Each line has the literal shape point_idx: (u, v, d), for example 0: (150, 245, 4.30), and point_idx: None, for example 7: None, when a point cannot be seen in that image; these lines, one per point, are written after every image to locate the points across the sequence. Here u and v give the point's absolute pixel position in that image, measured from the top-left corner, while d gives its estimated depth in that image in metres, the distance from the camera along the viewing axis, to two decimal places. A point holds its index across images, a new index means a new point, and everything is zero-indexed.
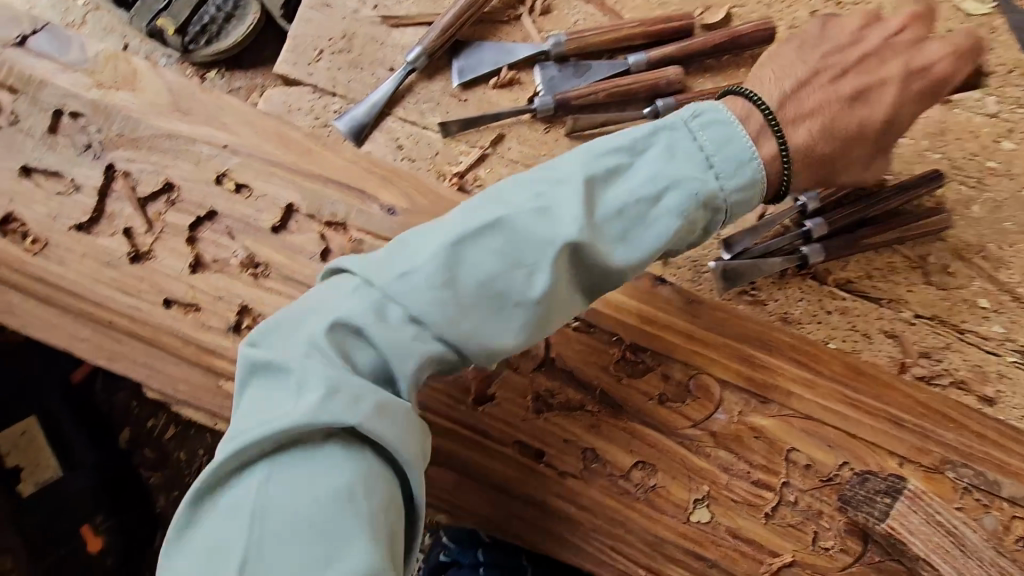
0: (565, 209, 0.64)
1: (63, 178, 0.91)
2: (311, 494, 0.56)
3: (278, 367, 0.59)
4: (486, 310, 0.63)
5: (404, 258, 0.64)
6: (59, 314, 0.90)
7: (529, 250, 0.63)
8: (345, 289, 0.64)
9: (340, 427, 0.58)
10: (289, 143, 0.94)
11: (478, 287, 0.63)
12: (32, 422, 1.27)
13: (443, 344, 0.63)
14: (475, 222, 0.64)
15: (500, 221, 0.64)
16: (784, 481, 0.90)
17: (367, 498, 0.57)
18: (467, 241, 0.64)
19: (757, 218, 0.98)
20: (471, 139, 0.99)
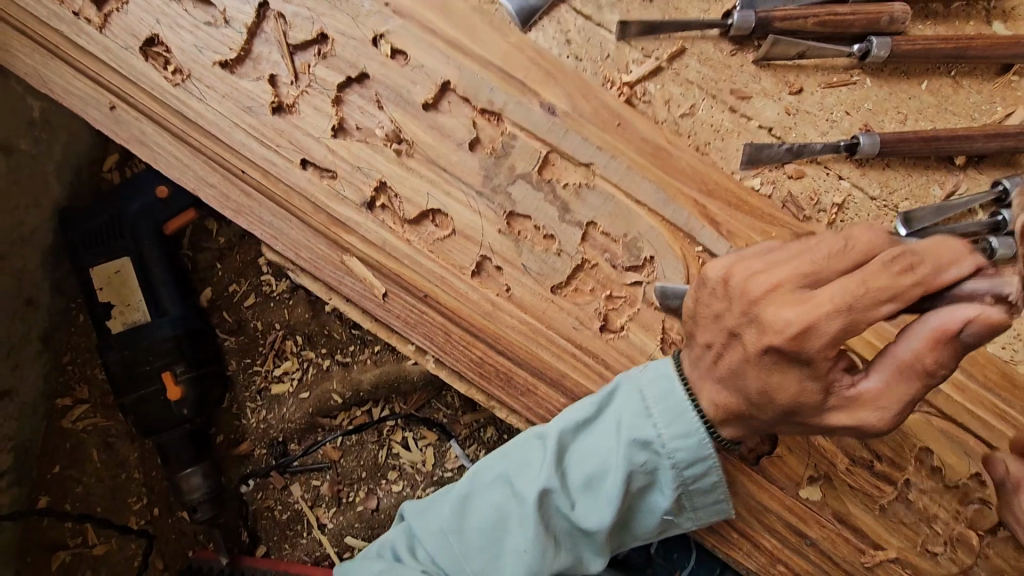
0: (647, 395, 0.75)
1: (212, 9, 0.85)
2: (533, 478, 0.77)
3: (473, 511, 0.81)
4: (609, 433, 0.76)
5: (535, 441, 0.80)
6: (190, 154, 0.85)
7: (677, 443, 0.74)
8: (503, 462, 0.81)
9: (547, 475, 0.76)
10: (452, 14, 0.85)
11: (592, 446, 0.77)
12: (125, 263, 1.27)
13: (582, 451, 0.78)
14: (640, 389, 0.76)
15: (658, 408, 0.74)
16: (906, 478, 0.84)
17: (576, 467, 0.77)
18: (631, 404, 0.76)
19: (942, 197, 0.88)
20: (648, 48, 0.89)
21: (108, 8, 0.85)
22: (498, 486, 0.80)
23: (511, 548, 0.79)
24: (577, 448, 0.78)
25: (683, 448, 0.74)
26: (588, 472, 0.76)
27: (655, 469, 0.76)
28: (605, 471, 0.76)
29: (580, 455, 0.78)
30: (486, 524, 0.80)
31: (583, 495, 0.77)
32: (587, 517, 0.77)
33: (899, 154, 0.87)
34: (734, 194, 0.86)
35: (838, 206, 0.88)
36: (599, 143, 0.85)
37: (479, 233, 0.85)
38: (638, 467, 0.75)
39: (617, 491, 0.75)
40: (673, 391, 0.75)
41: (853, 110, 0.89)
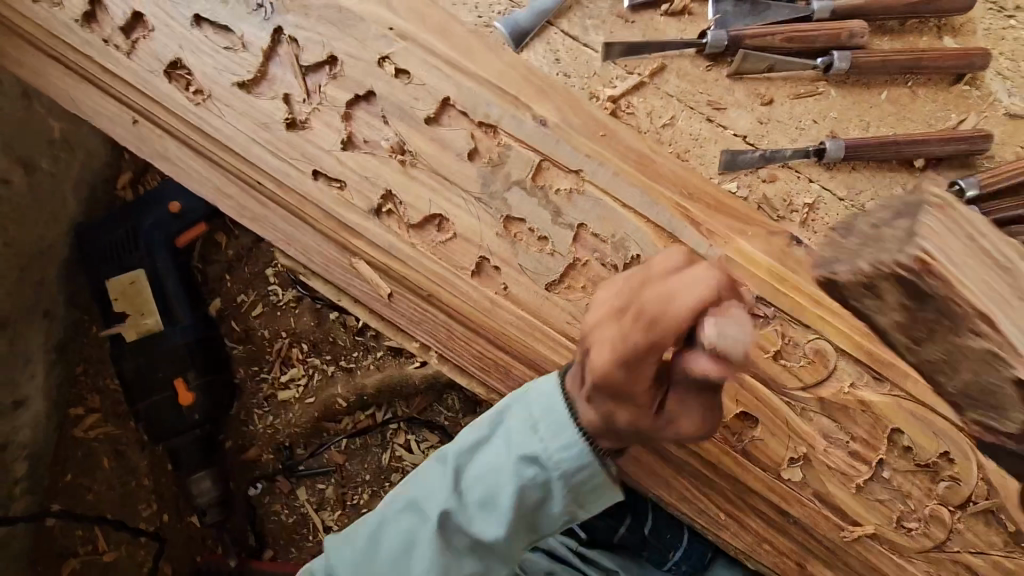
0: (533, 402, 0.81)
1: (231, 34, 0.92)
2: (433, 502, 0.84)
3: (409, 549, 0.85)
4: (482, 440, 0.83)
5: (445, 469, 0.84)
6: (209, 168, 0.93)
7: (570, 465, 0.78)
8: (424, 487, 0.86)
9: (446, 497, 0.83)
10: (450, 36, 0.93)
11: (472, 471, 0.83)
12: (140, 273, 1.33)
13: (477, 471, 0.82)
14: (526, 405, 0.81)
15: (546, 424, 0.79)
16: (880, 458, 0.90)
17: (470, 489, 0.83)
18: (512, 425, 0.81)
19: (904, 197, 0.96)
20: (631, 65, 0.97)
21: (134, 35, 0.92)
22: (408, 510, 0.86)
23: (428, 568, 0.84)
24: (469, 471, 0.84)
25: (567, 466, 0.78)
26: (478, 488, 0.82)
27: (545, 485, 0.80)
28: (498, 489, 0.81)
29: (472, 466, 0.83)
30: (402, 540, 0.86)
31: (483, 511, 0.83)
32: (485, 531, 0.82)
33: (863, 158, 0.95)
34: (713, 197, 0.93)
35: (809, 207, 0.96)
36: (588, 152, 0.92)
37: (479, 236, 0.91)
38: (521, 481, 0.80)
39: (507, 505, 0.80)
40: (558, 407, 0.79)
41: (820, 119, 0.97)
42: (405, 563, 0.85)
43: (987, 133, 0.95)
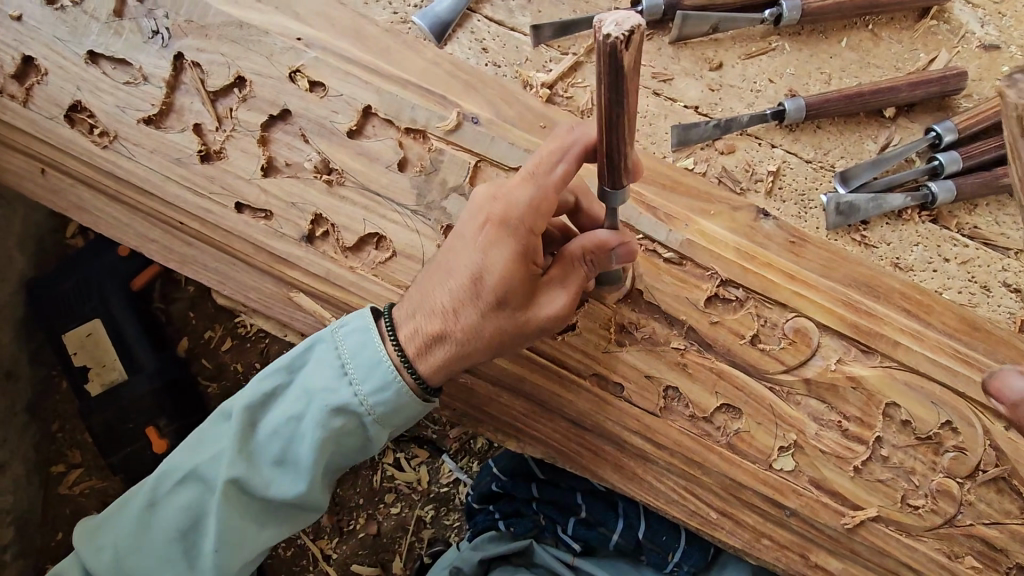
0: (374, 359, 0.74)
1: (130, 67, 0.86)
2: (217, 468, 0.77)
3: (195, 516, 0.78)
4: (357, 390, 0.74)
5: (269, 428, 0.78)
6: (128, 213, 0.87)
7: (384, 398, 0.75)
8: (211, 450, 0.78)
9: (233, 460, 0.76)
10: (365, 40, 0.87)
11: (300, 422, 0.76)
12: (96, 324, 1.28)
13: (324, 418, 0.75)
14: (337, 345, 0.76)
15: (354, 366, 0.75)
16: (877, 435, 0.84)
17: (265, 441, 0.77)
18: (327, 356, 0.76)
19: (877, 150, 0.89)
20: (564, 46, 0.90)
21: (28, 81, 0.86)
22: (191, 480, 0.79)
23: (214, 543, 0.77)
24: (254, 421, 0.78)
25: (381, 399, 0.75)
26: (276, 443, 0.77)
27: (355, 424, 0.76)
28: (299, 438, 0.76)
29: (268, 419, 0.78)
30: (188, 519, 0.78)
31: (277, 467, 0.78)
32: (283, 488, 0.78)
33: (826, 114, 0.87)
34: (667, 177, 0.86)
35: (774, 173, 0.88)
36: (527, 146, 0.85)
37: (420, 250, 0.84)
38: (334, 410, 0.75)
39: (304, 456, 0.76)
40: (370, 342, 0.75)
41: (775, 77, 0.89)
42: (189, 530, 0.79)
43: (961, 70, 0.86)
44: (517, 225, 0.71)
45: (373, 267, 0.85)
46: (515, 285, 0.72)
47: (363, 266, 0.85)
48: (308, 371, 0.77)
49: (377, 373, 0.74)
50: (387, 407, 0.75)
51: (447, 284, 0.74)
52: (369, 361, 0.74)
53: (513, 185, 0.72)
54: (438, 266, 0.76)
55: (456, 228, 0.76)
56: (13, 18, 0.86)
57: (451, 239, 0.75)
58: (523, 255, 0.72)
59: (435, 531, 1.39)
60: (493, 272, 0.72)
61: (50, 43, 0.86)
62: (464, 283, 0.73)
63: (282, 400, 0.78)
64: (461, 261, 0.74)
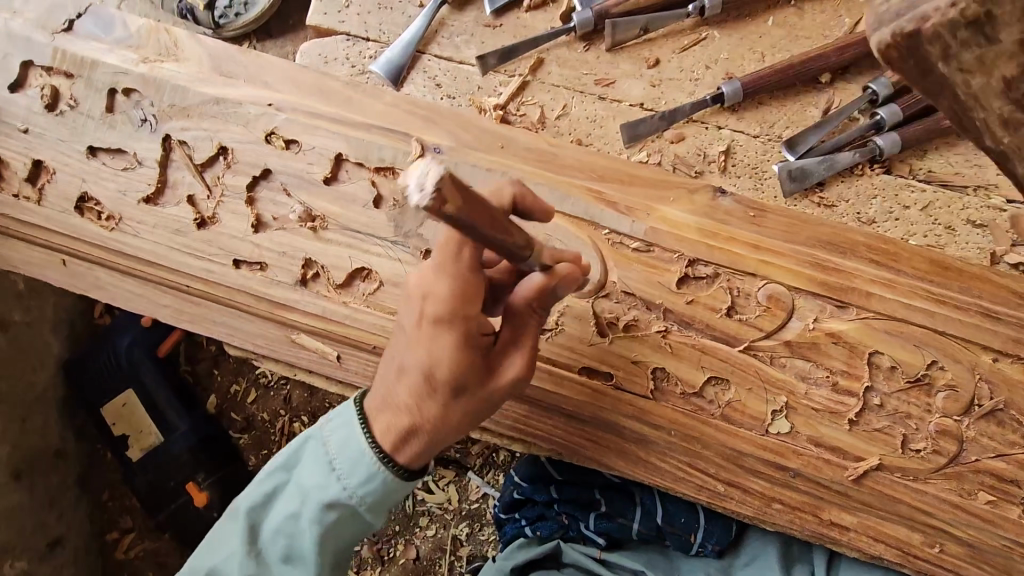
0: (354, 453, 0.80)
1: (126, 155, 0.95)
2: (230, 570, 0.84)
3: None
4: (344, 481, 0.81)
5: (275, 527, 0.85)
6: (141, 284, 0.95)
7: (369, 488, 0.80)
8: (222, 554, 0.85)
9: (244, 561, 0.84)
10: (330, 95, 0.94)
11: (301, 518, 0.83)
12: (130, 393, 1.38)
13: (321, 513, 0.82)
14: (325, 442, 0.83)
15: (340, 462, 0.81)
16: (867, 385, 0.86)
17: (272, 539, 0.85)
18: (316, 453, 0.83)
19: (821, 114, 0.93)
20: (510, 69, 0.97)
21: (40, 182, 0.96)
22: None
23: None
24: (262, 520, 0.86)
25: (367, 490, 0.81)
26: (282, 540, 0.84)
27: (349, 514, 0.83)
28: (302, 532, 0.83)
29: (274, 515, 0.85)
30: None
31: (286, 561, 0.85)
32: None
33: (764, 89, 0.92)
34: (625, 172, 0.91)
35: (724, 153, 0.93)
36: (488, 165, 0.91)
37: (405, 276, 0.91)
38: (330, 506, 0.81)
39: (310, 548, 0.83)
40: (349, 437, 0.81)
41: (711, 64, 0.94)
42: None
43: None
44: (462, 318, 0.72)
45: (366, 299, 0.92)
46: (463, 369, 0.74)
47: (355, 299, 0.92)
48: (302, 471, 0.84)
49: (358, 465, 0.80)
50: (376, 497, 0.81)
51: (413, 388, 0.76)
52: (353, 455, 0.80)
53: (430, 277, 0.72)
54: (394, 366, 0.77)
55: (402, 323, 0.77)
56: (21, 129, 0.96)
57: (399, 335, 0.77)
58: (464, 339, 0.73)
59: (472, 548, 1.43)
60: (442, 363, 0.73)
61: (55, 145, 0.96)
62: (417, 382, 0.75)
63: (285, 496, 0.85)
64: (410, 359, 0.75)
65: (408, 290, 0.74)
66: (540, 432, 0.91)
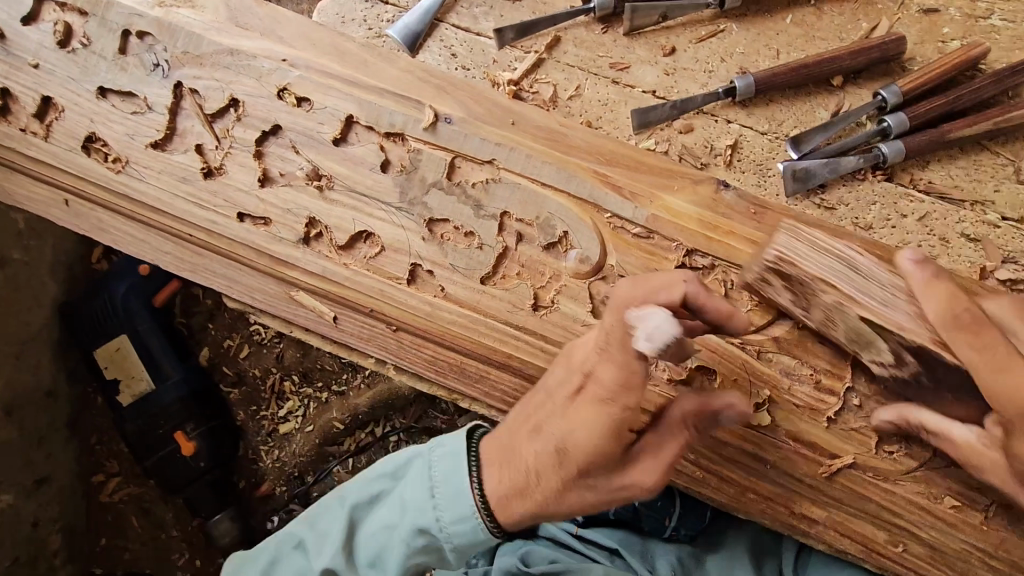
0: (457, 488, 0.83)
1: (136, 99, 0.95)
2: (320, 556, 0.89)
3: None
4: (441, 513, 0.83)
5: (366, 529, 0.89)
6: (143, 229, 0.95)
7: (461, 527, 0.83)
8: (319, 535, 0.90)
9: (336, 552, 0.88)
10: (345, 56, 0.94)
11: (391, 531, 0.86)
12: (123, 338, 1.39)
13: (412, 536, 0.85)
14: (431, 465, 0.86)
15: (443, 489, 0.84)
16: (848, 386, 0.89)
17: (365, 541, 0.88)
18: (420, 473, 0.86)
19: (830, 117, 0.93)
20: (527, 45, 0.97)
21: (48, 119, 0.96)
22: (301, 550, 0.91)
23: None
24: (361, 518, 0.90)
25: (457, 527, 0.83)
26: (372, 547, 0.87)
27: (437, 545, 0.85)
28: (391, 546, 0.86)
29: (370, 517, 0.89)
30: None
31: (370, 567, 0.88)
32: None
33: (776, 87, 0.92)
34: (632, 158, 0.92)
35: (731, 147, 0.94)
36: (498, 140, 0.92)
37: (407, 243, 0.92)
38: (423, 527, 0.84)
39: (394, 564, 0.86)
40: (457, 468, 0.84)
41: (727, 56, 0.95)
42: None
43: (901, 35, 0.91)
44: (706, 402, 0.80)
45: (367, 263, 0.93)
46: (596, 461, 0.77)
47: (356, 261, 0.93)
48: (404, 486, 0.87)
49: (457, 503, 0.83)
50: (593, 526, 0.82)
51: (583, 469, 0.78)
52: (457, 489, 0.83)
53: (597, 359, 0.76)
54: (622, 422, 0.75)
55: (547, 386, 0.81)
56: (31, 64, 0.95)
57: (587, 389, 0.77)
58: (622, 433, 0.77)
59: None
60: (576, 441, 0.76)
61: (65, 83, 0.95)
62: (587, 458, 0.77)
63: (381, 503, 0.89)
64: (647, 456, 0.79)
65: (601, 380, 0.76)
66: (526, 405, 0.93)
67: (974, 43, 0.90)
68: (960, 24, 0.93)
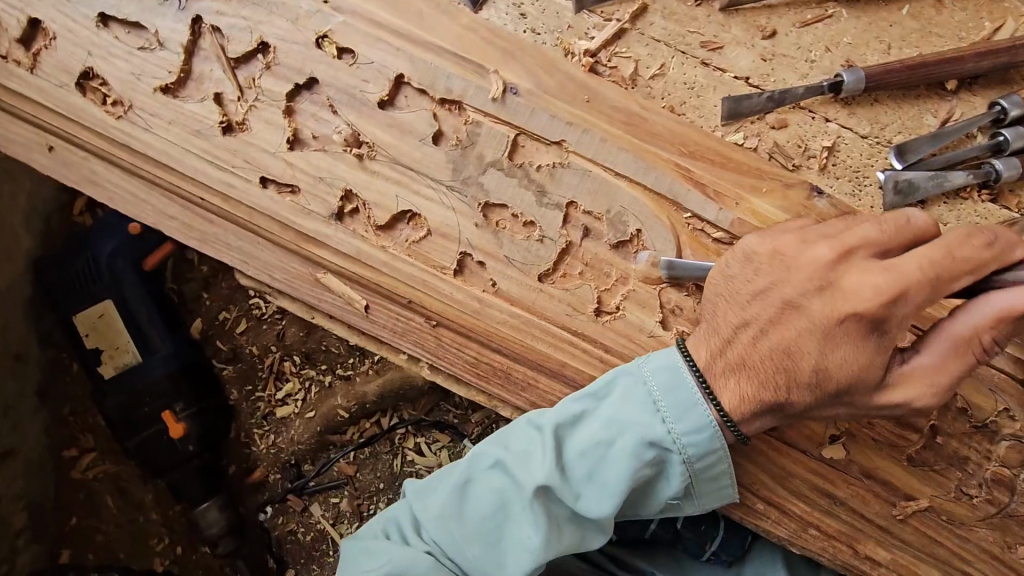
0: (613, 465, 0.75)
1: (144, 32, 0.80)
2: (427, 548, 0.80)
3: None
4: (588, 455, 0.76)
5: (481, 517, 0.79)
6: (146, 188, 0.82)
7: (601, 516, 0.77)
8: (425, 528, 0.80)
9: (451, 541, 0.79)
10: (398, 4, 0.80)
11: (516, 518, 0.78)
12: (106, 305, 1.24)
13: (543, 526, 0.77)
14: (623, 450, 0.76)
15: (584, 466, 0.76)
16: (933, 424, 0.81)
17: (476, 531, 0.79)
18: (580, 451, 0.77)
19: (938, 125, 0.84)
20: (607, 11, 0.84)
21: (35, 47, 0.81)
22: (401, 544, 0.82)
23: None
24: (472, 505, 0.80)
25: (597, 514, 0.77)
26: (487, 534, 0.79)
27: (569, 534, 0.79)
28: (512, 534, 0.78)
29: (475, 500, 0.80)
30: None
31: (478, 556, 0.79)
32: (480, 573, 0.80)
33: (885, 86, 0.82)
34: (718, 152, 0.81)
35: (827, 150, 0.84)
36: (569, 118, 0.80)
37: (456, 229, 0.80)
38: (645, 462, 0.75)
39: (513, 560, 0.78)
40: (618, 450, 0.76)
41: (831, 46, 0.84)
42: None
43: None
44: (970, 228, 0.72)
45: (409, 247, 0.81)
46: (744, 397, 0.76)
47: (397, 243, 0.81)
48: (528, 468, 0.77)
49: (612, 488, 0.75)
50: (703, 465, 0.76)
51: (794, 370, 0.76)
52: (613, 424, 0.76)
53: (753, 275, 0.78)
54: (838, 300, 0.73)
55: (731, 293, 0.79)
56: None
57: (827, 294, 0.74)
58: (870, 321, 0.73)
59: None
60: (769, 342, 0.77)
61: (58, 4, 0.80)
62: (736, 375, 0.77)
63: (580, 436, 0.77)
64: (808, 339, 0.75)
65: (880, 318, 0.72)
66: None
67: None
68: None
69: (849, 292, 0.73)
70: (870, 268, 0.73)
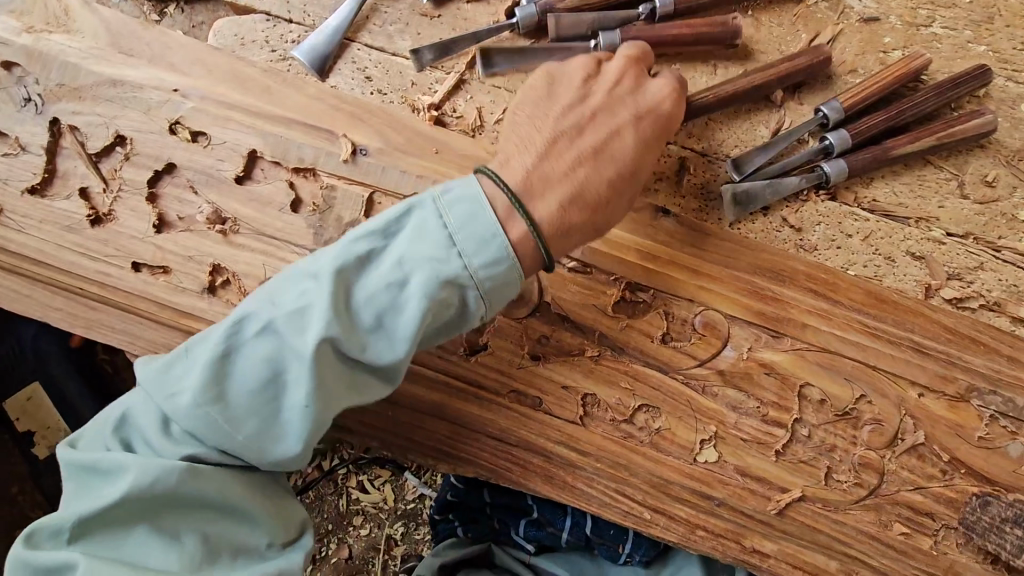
0: (237, 364, 0.67)
1: (7, 138, 0.84)
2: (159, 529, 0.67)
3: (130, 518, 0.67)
4: (240, 362, 0.67)
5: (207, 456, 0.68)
6: (26, 284, 0.85)
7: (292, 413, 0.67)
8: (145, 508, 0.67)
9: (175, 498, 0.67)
10: (246, 83, 0.85)
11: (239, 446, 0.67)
12: (36, 386, 1.29)
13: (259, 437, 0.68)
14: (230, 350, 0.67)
15: (222, 376, 0.66)
16: (796, 417, 0.85)
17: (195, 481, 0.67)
18: (201, 366, 0.68)
19: (769, 135, 0.89)
20: (448, 65, 0.89)
21: None
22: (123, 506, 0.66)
23: None
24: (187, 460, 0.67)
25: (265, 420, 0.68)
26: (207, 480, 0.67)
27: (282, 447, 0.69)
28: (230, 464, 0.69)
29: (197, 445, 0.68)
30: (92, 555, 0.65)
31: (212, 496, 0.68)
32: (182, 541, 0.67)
33: (716, 105, 0.87)
34: None
35: (670, 171, 0.89)
36: (417, 172, 0.84)
37: None
38: (262, 356, 0.67)
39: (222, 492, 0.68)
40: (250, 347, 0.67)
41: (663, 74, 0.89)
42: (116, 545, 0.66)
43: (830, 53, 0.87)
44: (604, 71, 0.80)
45: None
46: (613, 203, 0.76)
47: None
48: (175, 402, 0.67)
49: (272, 378, 0.67)
50: (305, 317, 0.67)
51: (585, 201, 0.74)
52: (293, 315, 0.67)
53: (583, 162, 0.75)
54: (592, 140, 0.76)
55: (527, 133, 0.77)
56: None
57: (579, 137, 0.77)
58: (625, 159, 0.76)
59: (406, 547, 1.38)
60: (619, 140, 0.77)
61: None
62: (626, 163, 0.76)
63: (165, 444, 0.68)
64: (618, 192, 0.76)
65: (536, 115, 0.78)
66: (461, 453, 0.86)
67: (914, 54, 0.88)
68: (899, 34, 0.90)
69: (597, 139, 0.76)
70: (630, 113, 0.78)
